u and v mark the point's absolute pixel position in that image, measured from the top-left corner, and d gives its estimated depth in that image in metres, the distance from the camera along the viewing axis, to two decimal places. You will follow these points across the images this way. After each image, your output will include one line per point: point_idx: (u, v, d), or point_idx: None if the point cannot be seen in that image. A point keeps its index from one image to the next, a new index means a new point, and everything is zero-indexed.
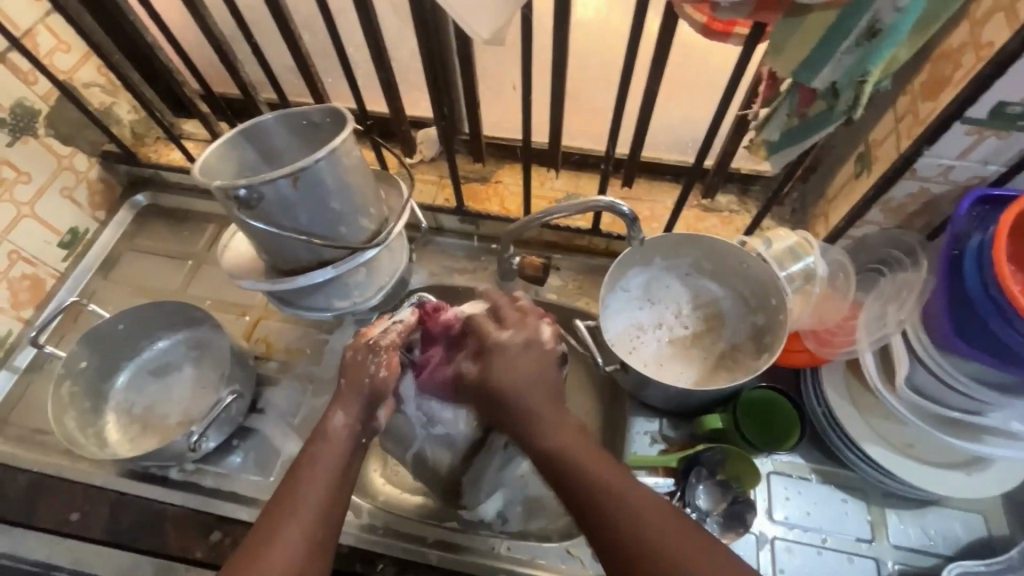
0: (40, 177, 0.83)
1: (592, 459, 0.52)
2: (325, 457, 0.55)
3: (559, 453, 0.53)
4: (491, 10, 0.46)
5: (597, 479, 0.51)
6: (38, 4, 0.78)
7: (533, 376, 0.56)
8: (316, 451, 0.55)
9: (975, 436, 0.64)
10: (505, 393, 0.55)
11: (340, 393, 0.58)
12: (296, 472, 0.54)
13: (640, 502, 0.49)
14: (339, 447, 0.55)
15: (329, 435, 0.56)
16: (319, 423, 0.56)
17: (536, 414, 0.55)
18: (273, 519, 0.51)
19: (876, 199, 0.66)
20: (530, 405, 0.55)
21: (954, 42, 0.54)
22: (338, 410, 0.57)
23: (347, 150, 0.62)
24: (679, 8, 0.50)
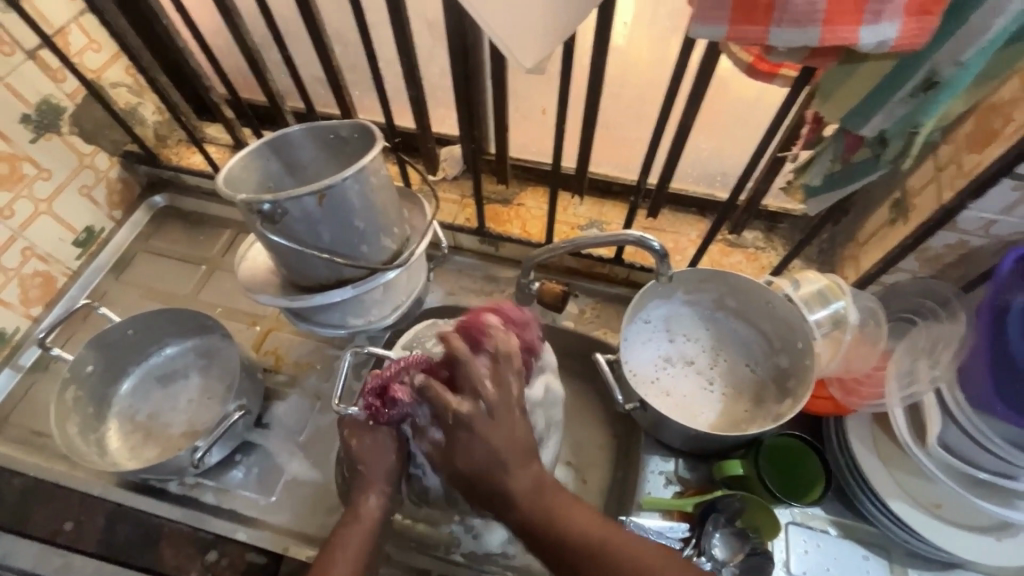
0: (60, 175, 0.82)
1: (579, 518, 0.52)
2: (356, 539, 0.58)
3: (538, 520, 0.51)
4: (538, 38, 0.44)
5: (591, 542, 0.51)
6: (72, 3, 0.78)
7: (499, 446, 0.51)
8: (347, 532, 0.59)
9: (1008, 501, 0.62)
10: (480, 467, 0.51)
11: (365, 479, 0.60)
12: (329, 547, 0.58)
13: (615, 534, 0.52)
14: (371, 530, 0.59)
15: (362, 517, 0.59)
16: (352, 504, 0.60)
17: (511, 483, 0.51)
18: None
19: (912, 247, 0.64)
20: (502, 476, 0.51)
21: (1005, 95, 0.53)
22: (370, 494, 0.60)
23: (374, 169, 0.61)
24: (725, 46, 0.48)
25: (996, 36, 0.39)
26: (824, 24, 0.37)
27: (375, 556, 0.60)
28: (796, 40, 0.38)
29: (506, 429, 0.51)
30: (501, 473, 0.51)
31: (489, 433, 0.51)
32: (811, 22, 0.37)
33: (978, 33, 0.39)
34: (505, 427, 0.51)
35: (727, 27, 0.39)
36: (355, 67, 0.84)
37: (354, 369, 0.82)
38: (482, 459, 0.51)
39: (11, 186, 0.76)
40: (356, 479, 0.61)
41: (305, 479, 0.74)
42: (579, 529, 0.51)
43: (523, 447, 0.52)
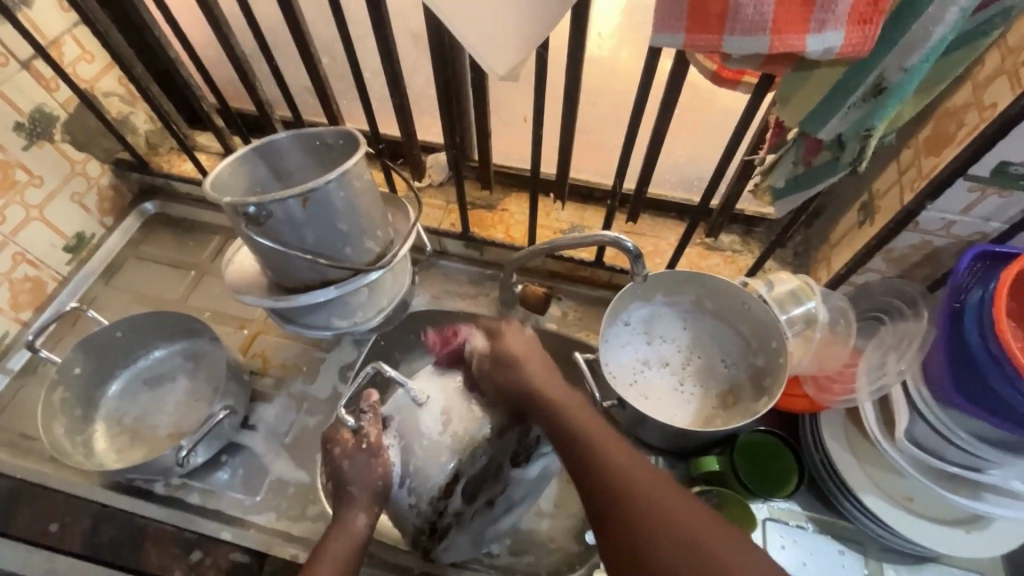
0: (52, 181, 0.84)
1: (590, 423, 0.53)
2: (342, 553, 0.56)
3: (555, 408, 0.55)
4: (510, 47, 0.47)
5: (621, 477, 0.49)
6: (66, 15, 0.80)
7: (528, 348, 0.60)
8: (332, 545, 0.56)
9: (976, 493, 0.63)
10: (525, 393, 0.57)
11: (355, 495, 0.58)
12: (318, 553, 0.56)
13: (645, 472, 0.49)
14: (356, 546, 0.57)
15: (350, 532, 0.57)
16: (340, 517, 0.58)
17: (534, 377, 0.57)
18: None
19: (879, 248, 0.67)
20: (527, 370, 0.58)
21: (958, 101, 0.56)
22: (360, 511, 0.58)
23: (358, 173, 0.63)
24: (690, 55, 0.51)
25: (937, 43, 0.42)
26: (773, 32, 0.40)
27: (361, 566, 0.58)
28: (748, 47, 0.41)
29: (535, 338, 0.62)
30: (528, 366, 0.58)
31: (516, 338, 0.61)
32: (760, 31, 0.40)
33: (919, 41, 0.42)
34: (524, 334, 0.62)
35: (683, 36, 0.42)
36: (341, 77, 0.86)
37: (340, 371, 0.83)
38: (514, 354, 0.59)
39: (4, 192, 0.78)
40: (343, 492, 0.59)
41: (290, 479, 0.75)
42: (590, 434, 0.52)
43: (540, 356, 0.60)
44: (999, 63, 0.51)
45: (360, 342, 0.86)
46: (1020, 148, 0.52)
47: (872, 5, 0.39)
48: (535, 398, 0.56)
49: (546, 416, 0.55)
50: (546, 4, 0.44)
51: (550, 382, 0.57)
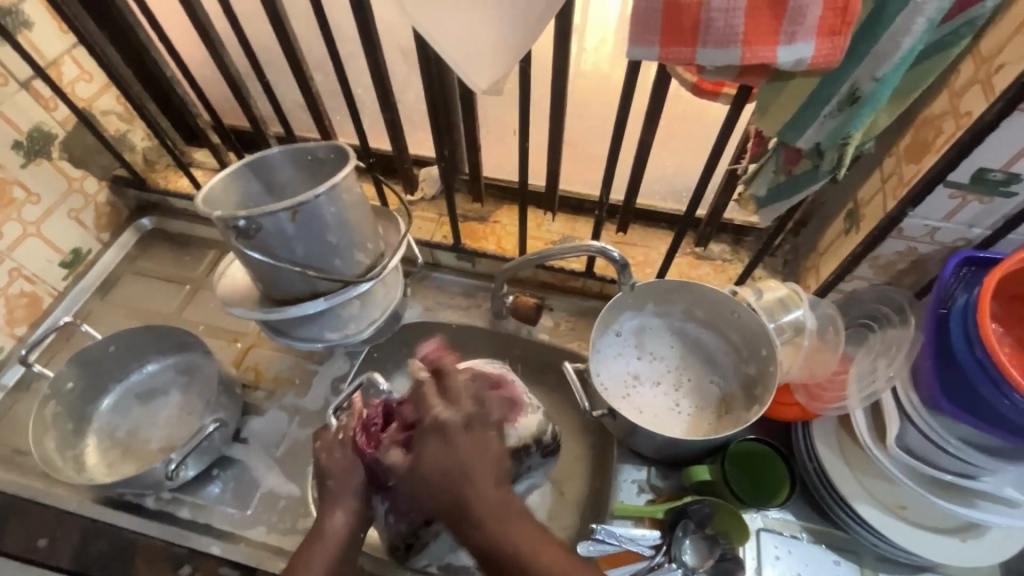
0: (49, 198, 0.85)
1: (538, 550, 0.49)
2: (323, 558, 0.55)
3: (499, 544, 0.49)
4: (491, 62, 0.48)
5: None
6: (65, 36, 0.82)
7: (446, 466, 0.50)
8: (312, 551, 0.56)
9: (968, 501, 0.63)
10: (450, 475, 0.50)
11: (333, 494, 0.58)
12: (302, 554, 0.56)
13: None
14: (337, 548, 0.56)
15: (327, 534, 0.56)
16: (317, 521, 0.57)
17: (472, 500, 0.50)
18: None
19: (865, 255, 0.67)
20: (463, 494, 0.50)
21: (936, 109, 0.57)
22: (337, 510, 0.58)
23: (346, 186, 0.64)
24: (671, 68, 0.52)
25: (907, 54, 0.43)
26: (744, 43, 0.41)
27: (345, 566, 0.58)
28: (720, 59, 0.42)
29: (478, 439, 0.52)
30: (465, 495, 0.50)
31: (444, 454, 0.50)
32: (731, 43, 0.41)
33: (889, 52, 0.43)
34: (462, 442, 0.51)
35: (658, 48, 0.43)
36: (334, 94, 0.88)
37: (332, 383, 0.83)
38: (440, 480, 0.50)
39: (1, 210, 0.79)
40: (325, 493, 0.59)
41: (281, 492, 0.75)
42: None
43: (466, 467, 0.50)
44: (974, 72, 0.52)
45: (352, 354, 0.86)
46: (998, 155, 0.53)
47: (841, 16, 0.40)
48: (475, 532, 0.50)
49: (490, 552, 0.50)
50: (524, 20, 0.45)
51: (491, 501, 0.50)
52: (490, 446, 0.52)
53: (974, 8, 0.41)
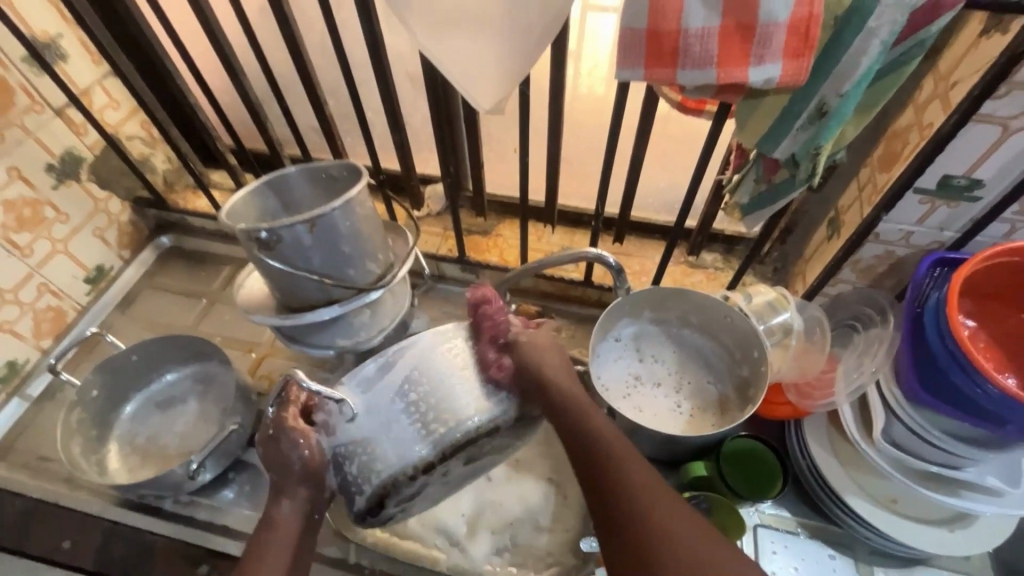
0: (76, 218, 0.90)
1: (612, 442, 0.56)
2: (280, 548, 0.55)
3: (586, 425, 0.57)
4: (495, 85, 0.53)
5: (619, 463, 0.54)
6: (97, 67, 0.88)
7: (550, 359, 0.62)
8: (268, 542, 0.55)
9: (954, 490, 0.65)
10: (535, 364, 0.60)
11: (282, 484, 0.56)
12: (256, 548, 0.55)
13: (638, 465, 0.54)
14: (291, 536, 0.56)
15: (278, 525, 0.56)
16: (266, 512, 0.57)
17: (557, 382, 0.59)
18: None
19: (846, 259, 0.71)
20: (545, 378, 0.60)
21: (902, 123, 0.62)
22: (283, 500, 0.57)
23: (360, 201, 0.69)
24: (658, 89, 0.58)
25: (866, 72, 0.48)
26: (719, 66, 0.46)
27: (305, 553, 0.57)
28: (698, 78, 0.47)
29: (552, 356, 0.62)
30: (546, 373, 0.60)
31: (540, 349, 0.62)
32: (708, 65, 0.46)
33: (850, 71, 0.48)
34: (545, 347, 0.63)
35: (643, 71, 0.48)
36: (346, 118, 0.94)
37: None
38: (534, 365, 0.60)
39: (33, 229, 0.84)
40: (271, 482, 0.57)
41: None
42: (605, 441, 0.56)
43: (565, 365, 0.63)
44: (933, 88, 0.57)
45: None
46: (960, 162, 0.58)
47: (804, 40, 0.45)
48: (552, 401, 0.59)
49: (567, 416, 0.58)
50: (522, 48, 0.50)
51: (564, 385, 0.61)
52: (568, 364, 0.63)
53: (923, 32, 0.46)
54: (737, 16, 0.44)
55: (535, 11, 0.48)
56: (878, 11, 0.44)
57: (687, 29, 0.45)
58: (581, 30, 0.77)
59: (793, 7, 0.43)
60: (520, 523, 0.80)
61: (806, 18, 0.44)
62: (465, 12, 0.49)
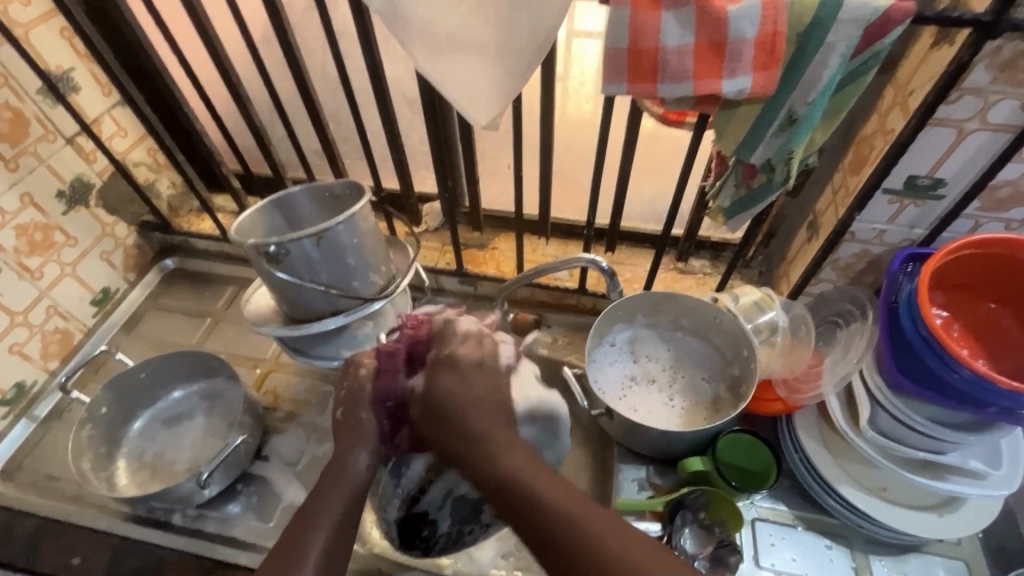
0: (84, 242, 0.93)
1: (545, 484, 0.51)
2: (338, 499, 0.56)
3: (512, 477, 0.52)
4: (487, 102, 0.57)
5: (554, 506, 0.48)
6: (107, 98, 0.92)
7: (483, 393, 0.58)
8: (330, 491, 0.57)
9: (939, 475, 0.68)
10: (458, 411, 0.57)
11: (353, 437, 0.60)
12: (317, 493, 0.57)
13: (574, 503, 0.49)
14: (358, 486, 0.58)
15: (352, 473, 0.58)
16: (341, 461, 0.59)
17: (474, 421, 0.56)
18: (301, 522, 0.55)
19: (825, 259, 0.75)
20: (482, 423, 0.56)
21: (869, 129, 0.67)
22: (360, 451, 0.59)
23: (363, 216, 0.72)
24: (642, 103, 0.62)
25: (829, 81, 0.52)
26: (695, 79, 0.51)
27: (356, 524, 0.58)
28: (677, 91, 0.52)
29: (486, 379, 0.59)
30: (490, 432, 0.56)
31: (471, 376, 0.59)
32: (685, 79, 0.51)
33: (814, 81, 0.52)
34: (492, 373, 0.60)
35: (627, 85, 0.53)
36: (346, 140, 0.98)
37: None
38: (458, 405, 0.57)
39: (43, 252, 0.86)
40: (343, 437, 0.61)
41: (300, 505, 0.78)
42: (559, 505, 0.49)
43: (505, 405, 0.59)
44: (894, 97, 0.62)
45: None
46: (922, 164, 0.62)
47: (771, 55, 0.49)
48: (489, 458, 0.54)
49: (502, 480, 0.52)
50: (516, 67, 0.54)
51: (512, 445, 0.55)
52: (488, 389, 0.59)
53: (877, 44, 0.51)
54: (709, 34, 0.49)
55: (527, 34, 0.52)
56: (835, 27, 0.49)
57: (664, 46, 0.50)
58: (566, 52, 0.82)
59: (759, 24, 0.48)
60: None
61: (772, 34, 0.48)
62: (465, 37, 0.53)
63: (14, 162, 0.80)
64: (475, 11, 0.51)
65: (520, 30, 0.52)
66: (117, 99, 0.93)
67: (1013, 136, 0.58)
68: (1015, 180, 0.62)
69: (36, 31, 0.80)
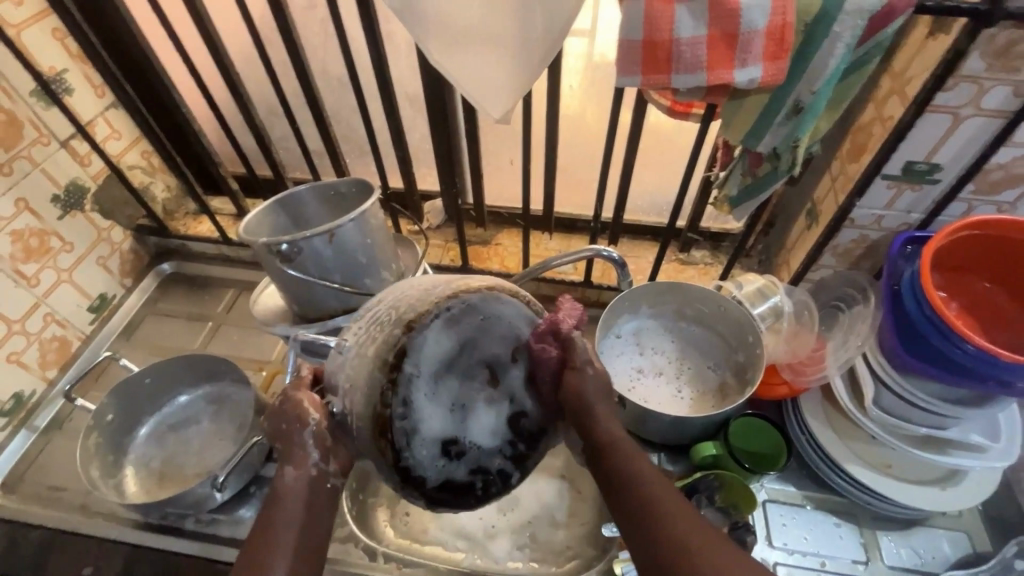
0: (81, 247, 0.91)
1: (631, 455, 0.53)
2: (291, 515, 0.50)
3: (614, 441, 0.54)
4: (501, 95, 0.58)
5: (641, 473, 0.52)
6: (101, 100, 0.89)
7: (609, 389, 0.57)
8: (278, 508, 0.51)
9: (942, 449, 0.70)
10: (591, 407, 0.56)
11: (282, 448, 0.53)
12: (265, 518, 0.51)
13: (648, 470, 0.52)
14: (303, 500, 0.51)
15: (290, 489, 0.51)
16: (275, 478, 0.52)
17: (593, 409, 0.56)
18: (247, 560, 0.48)
19: (826, 245, 0.78)
20: (597, 413, 0.55)
21: (865, 119, 0.69)
22: (289, 462, 0.52)
23: (373, 213, 0.72)
24: (649, 96, 0.64)
25: (835, 70, 0.54)
26: (708, 69, 0.52)
27: (320, 534, 0.51)
28: (690, 81, 0.53)
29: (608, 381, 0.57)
30: (601, 413, 0.55)
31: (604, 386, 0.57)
32: (698, 69, 0.53)
33: (820, 71, 0.54)
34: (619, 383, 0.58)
35: (640, 77, 0.54)
36: (348, 139, 0.98)
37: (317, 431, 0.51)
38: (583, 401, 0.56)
39: (39, 258, 0.84)
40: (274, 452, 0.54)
41: None
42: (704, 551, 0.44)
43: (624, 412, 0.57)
44: (891, 86, 0.65)
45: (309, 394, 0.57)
46: (919, 150, 0.65)
47: (780, 45, 0.51)
48: (597, 430, 0.55)
49: (604, 449, 0.54)
50: (529, 64, 0.55)
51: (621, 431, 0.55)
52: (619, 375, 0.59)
53: (880, 34, 0.53)
54: (722, 26, 0.50)
55: (543, 29, 0.53)
56: (841, 18, 0.50)
57: (679, 38, 0.51)
58: (566, 51, 0.83)
59: (769, 15, 0.50)
60: (538, 521, 0.81)
61: (781, 25, 0.50)
62: (481, 31, 0.54)
63: (9, 166, 0.79)
64: (493, 5, 0.52)
65: (536, 24, 0.52)
66: (110, 100, 0.91)
67: (1006, 120, 0.60)
68: (1006, 164, 0.65)
69: (27, 32, 0.78)
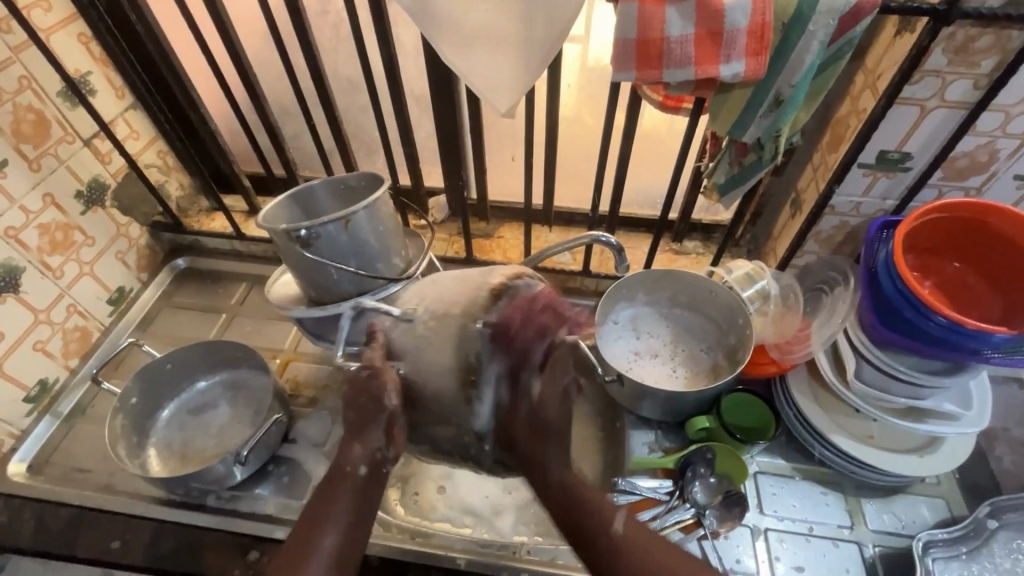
0: (101, 241, 0.95)
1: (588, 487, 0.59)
2: (343, 496, 0.58)
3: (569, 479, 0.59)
4: (507, 90, 0.63)
5: (601, 506, 0.57)
6: (121, 101, 0.94)
7: (556, 425, 0.61)
8: (335, 489, 0.58)
9: (919, 419, 0.75)
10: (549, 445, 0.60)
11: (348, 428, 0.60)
12: (322, 497, 0.58)
13: (606, 501, 0.58)
14: (356, 484, 0.59)
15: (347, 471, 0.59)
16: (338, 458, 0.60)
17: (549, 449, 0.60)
18: (302, 534, 0.56)
19: (809, 231, 0.83)
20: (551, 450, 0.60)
21: (842, 113, 0.75)
22: (354, 443, 0.60)
23: (385, 203, 0.77)
24: (643, 91, 0.69)
25: (811, 64, 0.59)
26: (696, 65, 0.58)
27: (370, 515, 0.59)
28: (680, 75, 0.59)
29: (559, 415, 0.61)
30: (556, 453, 0.60)
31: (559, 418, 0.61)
32: (687, 64, 0.58)
33: (798, 65, 0.59)
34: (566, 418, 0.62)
35: (635, 72, 0.59)
36: (357, 138, 1.02)
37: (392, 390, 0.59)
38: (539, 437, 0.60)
39: (64, 251, 0.88)
40: (347, 428, 0.61)
41: None
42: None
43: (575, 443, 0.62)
44: (865, 81, 0.70)
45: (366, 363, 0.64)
46: (891, 140, 0.70)
47: (761, 42, 0.56)
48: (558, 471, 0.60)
49: (559, 489, 0.59)
50: (532, 62, 0.60)
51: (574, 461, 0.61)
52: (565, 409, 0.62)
53: (851, 32, 0.58)
54: (708, 24, 0.56)
55: (545, 29, 0.58)
56: (814, 17, 0.56)
57: (669, 36, 0.56)
58: (563, 54, 0.89)
59: (750, 15, 0.55)
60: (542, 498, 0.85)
61: (760, 24, 0.55)
62: (489, 31, 0.59)
63: (36, 162, 0.83)
64: (500, 8, 0.57)
65: (538, 26, 0.58)
66: (130, 102, 0.95)
67: (968, 111, 0.66)
68: (971, 152, 0.70)
69: (56, 36, 0.82)
